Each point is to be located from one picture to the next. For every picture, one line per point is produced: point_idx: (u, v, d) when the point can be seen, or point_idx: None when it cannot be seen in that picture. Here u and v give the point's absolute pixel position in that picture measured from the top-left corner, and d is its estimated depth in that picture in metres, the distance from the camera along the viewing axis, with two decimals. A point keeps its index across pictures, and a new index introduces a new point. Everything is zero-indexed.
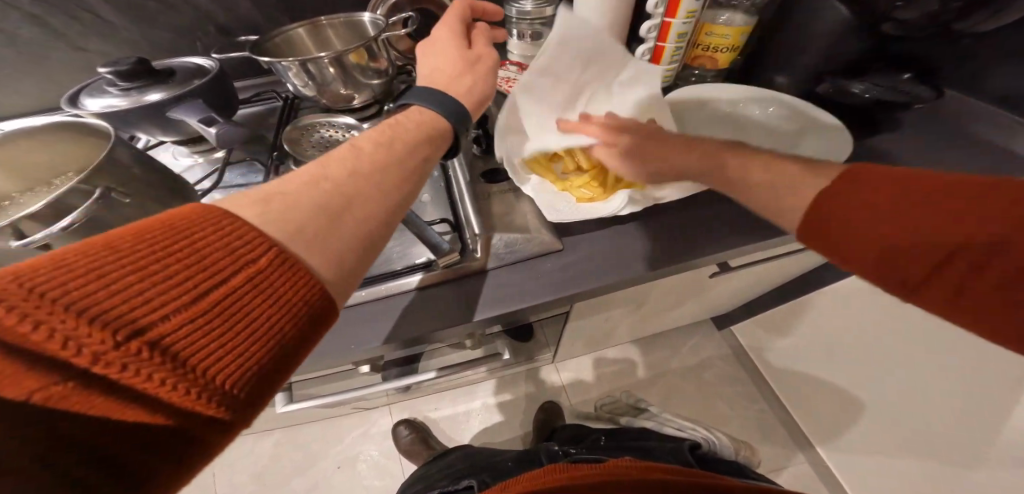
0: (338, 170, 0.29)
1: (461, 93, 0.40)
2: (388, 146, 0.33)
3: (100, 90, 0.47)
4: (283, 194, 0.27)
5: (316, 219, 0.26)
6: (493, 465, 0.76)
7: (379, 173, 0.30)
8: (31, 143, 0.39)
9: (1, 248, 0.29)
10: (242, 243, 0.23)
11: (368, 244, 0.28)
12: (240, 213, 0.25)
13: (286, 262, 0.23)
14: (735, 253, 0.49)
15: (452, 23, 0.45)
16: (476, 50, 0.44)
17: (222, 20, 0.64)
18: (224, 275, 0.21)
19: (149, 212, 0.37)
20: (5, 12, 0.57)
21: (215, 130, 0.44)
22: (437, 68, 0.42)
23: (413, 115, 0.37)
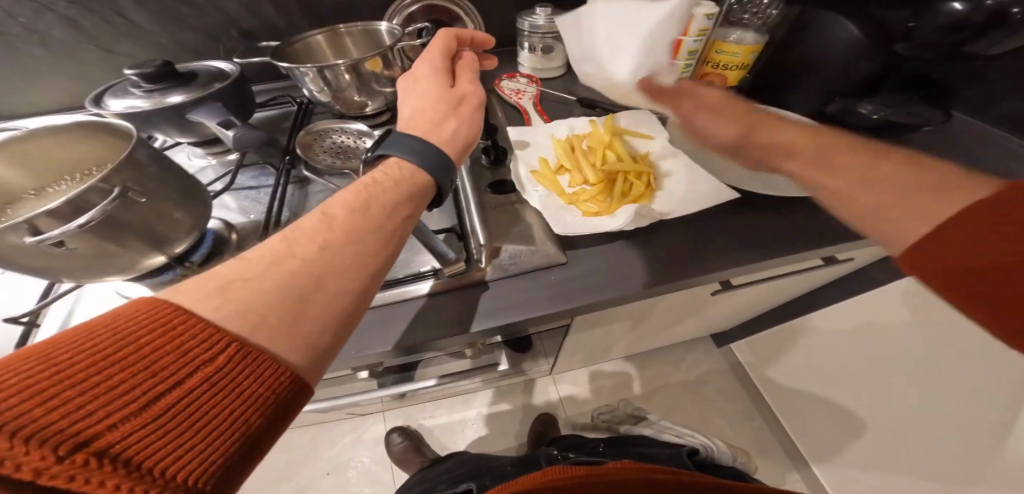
0: (305, 246, 0.29)
1: (444, 139, 0.41)
2: (364, 211, 0.32)
3: (124, 90, 0.49)
4: (243, 280, 0.26)
5: (281, 307, 0.26)
6: (491, 468, 0.76)
7: (356, 242, 0.30)
8: (56, 143, 0.40)
9: (16, 242, 0.30)
10: (199, 340, 0.23)
11: (343, 320, 0.29)
12: (196, 308, 0.24)
13: (249, 354, 0.24)
14: (737, 272, 0.49)
15: (434, 59, 0.45)
16: (459, 89, 0.44)
17: (245, 25, 0.65)
18: (179, 375, 0.22)
19: (165, 212, 0.38)
20: (41, 13, 0.59)
21: (232, 133, 0.44)
22: (420, 109, 0.42)
23: (391, 170, 0.37)
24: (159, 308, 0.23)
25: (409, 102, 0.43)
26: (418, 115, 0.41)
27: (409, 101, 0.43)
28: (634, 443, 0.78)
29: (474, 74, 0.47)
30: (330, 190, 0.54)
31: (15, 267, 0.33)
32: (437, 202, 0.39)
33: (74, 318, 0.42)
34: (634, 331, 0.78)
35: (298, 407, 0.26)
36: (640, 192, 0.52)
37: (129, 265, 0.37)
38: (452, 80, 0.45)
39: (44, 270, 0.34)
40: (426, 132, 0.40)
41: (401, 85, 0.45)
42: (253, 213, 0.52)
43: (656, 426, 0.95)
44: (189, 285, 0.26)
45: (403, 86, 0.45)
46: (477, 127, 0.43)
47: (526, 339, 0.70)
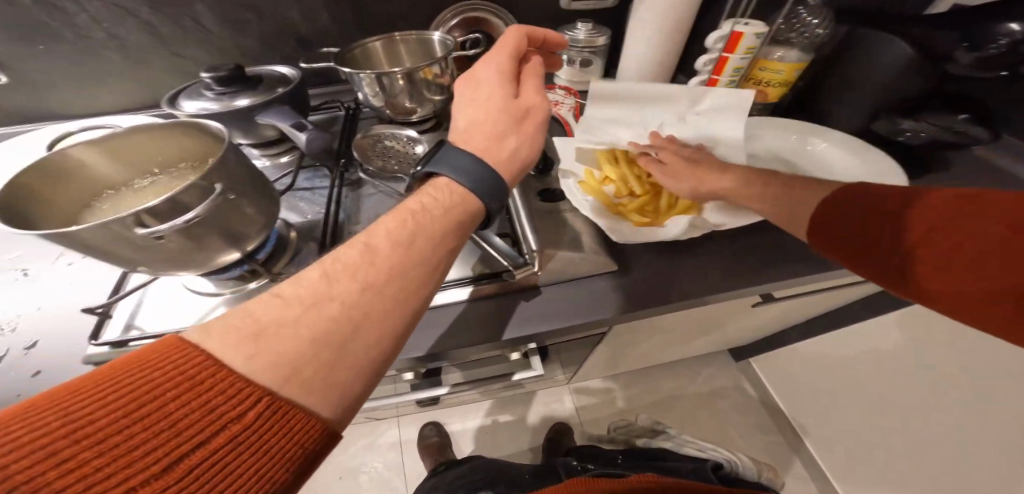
0: (346, 285, 0.29)
1: (501, 160, 0.40)
2: (408, 246, 0.32)
3: (196, 92, 0.50)
4: (278, 325, 0.27)
5: (317, 355, 0.27)
6: (507, 476, 0.78)
7: (397, 281, 0.31)
8: (151, 139, 0.41)
9: (126, 235, 0.32)
10: (226, 398, 0.24)
11: (377, 367, 0.29)
12: (229, 357, 0.25)
13: (277, 410, 0.25)
14: (786, 285, 0.50)
15: (499, 63, 0.44)
16: (523, 100, 0.44)
17: (303, 32, 0.67)
18: (202, 435, 0.23)
19: (242, 207, 0.39)
20: (118, 18, 0.61)
21: (305, 136, 0.46)
22: (475, 122, 0.42)
23: (442, 195, 0.37)
24: (186, 358, 0.24)
25: (465, 112, 0.43)
26: (475, 129, 0.42)
27: (466, 112, 0.43)
28: (651, 455, 0.80)
29: (538, 80, 0.46)
30: (383, 193, 0.55)
31: (100, 255, 0.33)
32: (486, 224, 0.40)
33: (142, 310, 0.45)
34: (662, 342, 0.79)
35: (327, 455, 0.27)
36: (687, 204, 0.53)
37: (206, 261, 0.39)
38: (515, 88, 0.45)
39: (128, 259, 0.35)
40: (484, 147, 0.40)
41: (460, 90, 0.45)
42: (311, 214, 0.53)
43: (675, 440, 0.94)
44: (231, 327, 0.26)
45: (463, 88, 0.45)
46: (538, 144, 0.43)
47: (548, 350, 0.71)
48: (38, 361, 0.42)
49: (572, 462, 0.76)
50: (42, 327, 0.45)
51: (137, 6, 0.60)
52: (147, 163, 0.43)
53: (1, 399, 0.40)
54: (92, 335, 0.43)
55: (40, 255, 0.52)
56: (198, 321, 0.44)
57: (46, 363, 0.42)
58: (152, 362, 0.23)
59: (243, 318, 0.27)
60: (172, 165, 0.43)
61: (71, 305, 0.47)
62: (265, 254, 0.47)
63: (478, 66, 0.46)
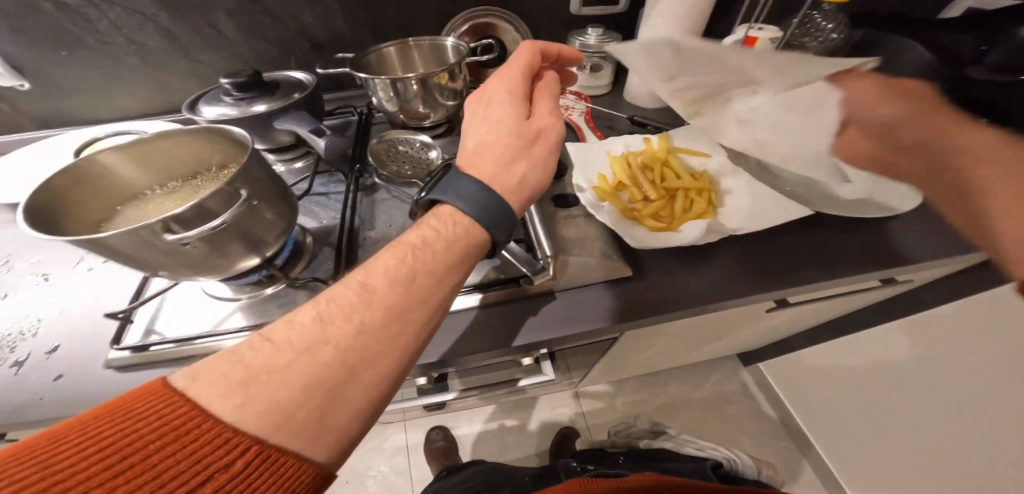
0: (340, 328, 0.29)
1: (512, 186, 0.40)
2: (406, 285, 0.33)
3: (216, 98, 0.51)
4: (268, 371, 0.27)
5: (310, 401, 0.27)
6: (512, 480, 0.78)
7: (392, 322, 0.31)
8: (171, 145, 0.41)
9: (153, 242, 0.32)
10: (213, 447, 0.24)
11: (372, 408, 0.29)
12: (216, 406, 0.25)
13: (266, 458, 0.25)
14: (802, 291, 0.49)
15: (512, 81, 0.44)
16: (537, 120, 0.43)
17: (318, 38, 0.68)
18: (188, 487, 0.23)
19: (262, 213, 0.39)
20: (137, 24, 0.62)
21: (323, 142, 0.46)
22: (486, 144, 0.41)
23: (442, 231, 0.37)
24: (173, 408, 0.24)
25: (476, 133, 0.43)
26: (483, 151, 0.41)
27: (478, 132, 0.42)
28: (652, 456, 0.79)
29: (551, 99, 0.45)
30: (397, 198, 0.56)
31: (126, 261, 0.34)
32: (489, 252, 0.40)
33: (161, 316, 0.45)
34: (671, 347, 0.79)
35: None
36: (703, 208, 0.53)
37: (227, 267, 0.39)
38: (527, 110, 0.44)
39: (149, 264, 0.35)
40: (491, 171, 0.40)
41: (472, 111, 0.45)
42: (326, 219, 0.54)
43: (677, 440, 0.87)
44: (218, 376, 0.27)
45: (475, 108, 0.44)
46: (551, 167, 0.43)
47: (552, 356, 0.71)
48: (63, 367, 0.42)
49: (571, 463, 0.76)
50: (63, 331, 0.45)
51: (158, 12, 0.61)
52: (171, 170, 0.43)
53: (24, 401, 0.40)
54: (114, 340, 0.43)
55: (62, 260, 0.52)
56: (216, 326, 0.44)
57: (66, 368, 0.42)
58: (139, 413, 0.24)
59: (235, 364, 0.27)
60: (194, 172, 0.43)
61: (96, 309, 0.47)
62: (282, 260, 0.48)
63: (491, 85, 0.45)
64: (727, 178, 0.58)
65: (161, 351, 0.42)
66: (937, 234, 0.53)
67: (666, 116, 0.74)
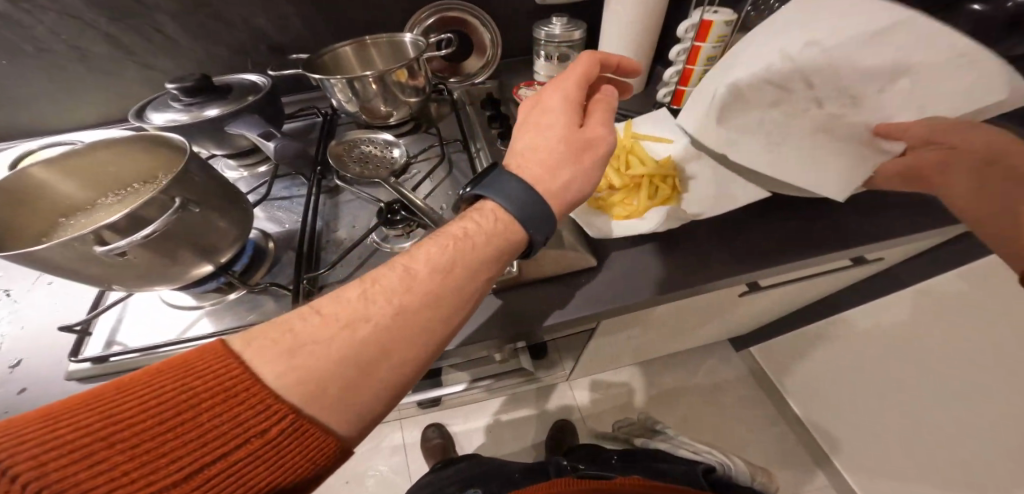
0: (379, 308, 0.31)
1: (553, 189, 0.39)
2: (445, 274, 0.33)
3: (164, 104, 0.50)
4: (311, 344, 0.29)
5: (341, 376, 0.29)
6: (499, 473, 0.78)
7: (425, 310, 0.32)
8: (109, 156, 0.41)
9: (87, 252, 0.32)
10: (253, 413, 0.27)
11: (396, 391, 0.31)
12: (263, 371, 0.28)
13: (298, 427, 0.27)
14: (767, 273, 0.49)
15: (567, 90, 0.43)
16: (589, 130, 0.42)
17: (274, 39, 0.68)
18: (230, 444, 0.26)
19: (211, 221, 0.39)
20: (83, 30, 0.61)
21: (272, 144, 0.46)
22: (534, 147, 0.41)
23: (483, 224, 0.37)
24: (224, 370, 0.27)
25: (523, 136, 0.42)
26: (534, 156, 0.40)
27: (526, 135, 0.42)
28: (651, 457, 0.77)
29: (607, 113, 0.43)
30: (361, 199, 0.56)
31: (73, 276, 0.34)
32: (527, 253, 0.40)
33: (122, 327, 0.46)
34: (653, 336, 0.79)
35: (335, 468, 0.30)
36: (667, 195, 0.53)
37: (180, 276, 0.39)
38: (580, 118, 0.43)
39: (101, 278, 0.35)
40: (536, 172, 0.39)
41: (524, 116, 0.45)
42: (288, 223, 0.54)
43: (675, 441, 0.90)
44: (265, 343, 0.29)
45: (527, 114, 0.44)
46: (594, 180, 0.41)
47: (546, 347, 0.71)
48: (24, 380, 0.42)
49: (563, 462, 0.75)
50: (24, 345, 0.45)
51: (96, 18, 0.61)
52: (116, 181, 0.43)
53: None
54: (72, 352, 0.43)
55: (20, 277, 0.52)
56: (178, 336, 0.44)
57: (30, 381, 0.42)
58: (197, 367, 0.27)
59: (273, 336, 0.30)
60: (141, 181, 0.43)
61: (50, 325, 0.47)
62: (241, 267, 0.48)
63: (547, 91, 0.45)
64: (690, 161, 0.57)
65: (124, 360, 0.42)
66: (901, 211, 0.53)
67: (633, 103, 0.74)
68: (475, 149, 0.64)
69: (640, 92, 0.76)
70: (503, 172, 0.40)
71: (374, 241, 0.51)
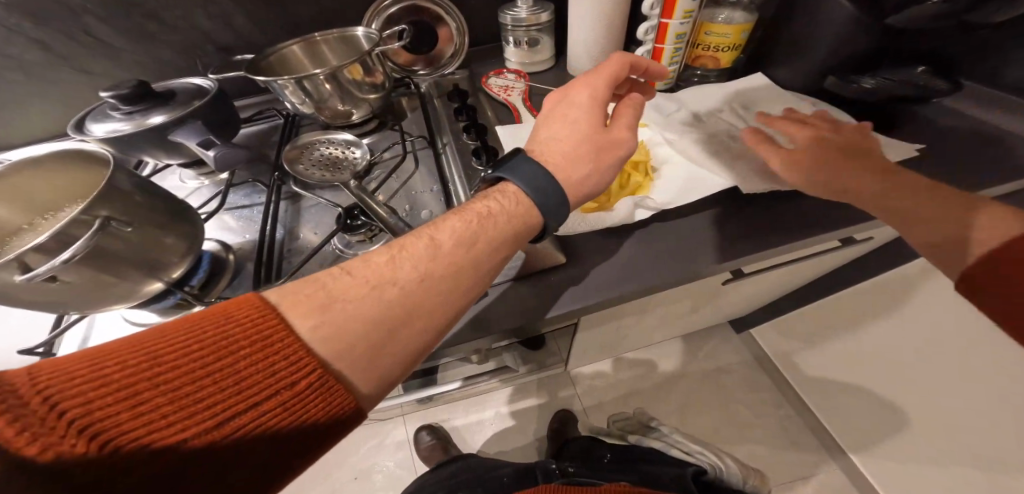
0: (406, 272, 0.32)
1: (574, 182, 0.39)
2: (470, 246, 0.34)
3: (104, 114, 0.49)
4: (343, 301, 0.30)
5: (367, 338, 0.29)
6: (486, 478, 0.77)
7: (447, 279, 0.33)
8: (38, 177, 0.42)
9: (7, 281, 0.31)
10: (288, 364, 0.26)
11: (416, 355, 0.32)
12: (296, 326, 0.28)
13: (327, 383, 0.27)
14: (751, 260, 0.46)
15: (596, 87, 0.43)
16: (613, 132, 0.42)
17: (219, 38, 0.66)
18: (263, 392, 0.26)
19: (153, 237, 0.38)
20: (12, 38, 0.60)
21: (213, 152, 0.44)
22: (557, 139, 0.41)
23: (505, 201, 0.38)
24: (262, 322, 0.27)
25: (548, 125, 0.43)
26: (552, 145, 0.41)
27: (550, 126, 0.42)
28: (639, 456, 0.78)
29: (634, 115, 0.43)
30: (322, 204, 0.54)
31: (13, 302, 0.33)
32: (539, 238, 0.40)
33: (88, 347, 0.45)
34: (647, 325, 0.78)
35: (357, 425, 0.30)
36: (639, 183, 0.51)
37: (129, 293, 0.38)
38: (605, 117, 0.43)
39: (43, 303, 0.34)
40: (559, 166, 0.40)
41: (550, 108, 0.44)
42: (248, 233, 0.53)
43: (668, 440, 0.85)
44: (298, 300, 0.29)
45: (554, 105, 0.44)
46: (609, 179, 0.42)
47: (538, 341, 0.70)
48: None
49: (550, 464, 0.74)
50: None
51: (19, 22, 0.58)
52: (42, 204, 0.44)
53: None
54: None
55: None
56: None
57: None
58: (235, 316, 0.27)
59: (304, 293, 0.30)
60: (68, 205, 0.44)
61: (9, 350, 0.47)
62: (199, 280, 0.46)
63: (574, 86, 0.44)
64: (660, 147, 0.56)
65: None
66: None
67: None
68: (441, 144, 0.62)
69: None
70: (522, 159, 0.40)
71: (336, 248, 0.49)
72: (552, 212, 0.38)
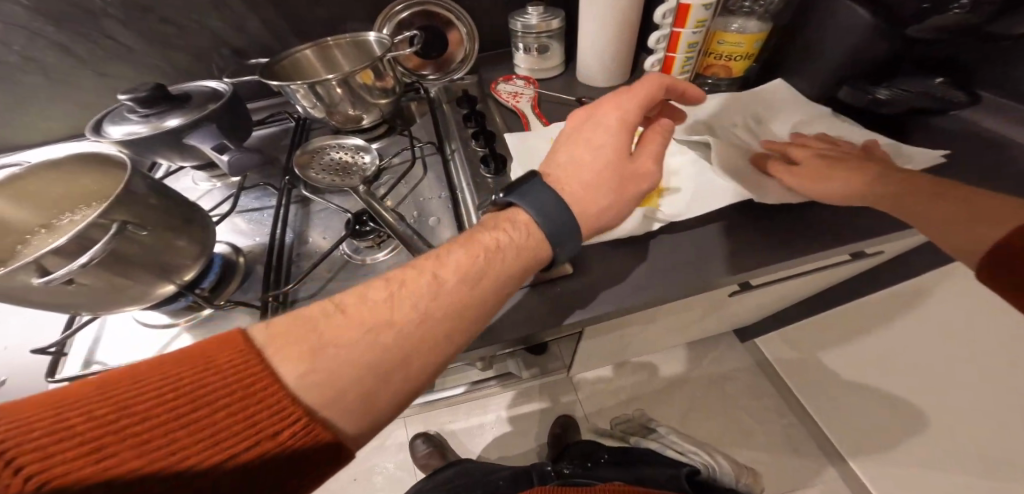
0: (404, 313, 0.32)
1: (590, 212, 0.39)
2: (472, 285, 0.34)
3: (121, 117, 0.49)
4: (334, 345, 0.30)
5: (357, 381, 0.29)
6: (484, 482, 0.76)
7: (446, 321, 0.32)
8: (55, 179, 0.43)
9: (26, 284, 0.31)
10: (265, 414, 0.27)
11: (407, 396, 0.32)
12: (281, 372, 0.28)
13: (303, 432, 0.27)
14: (760, 272, 0.46)
15: (626, 111, 0.41)
16: (636, 162, 0.41)
17: (234, 42, 0.67)
18: (235, 443, 0.26)
19: (168, 240, 0.39)
20: (35, 42, 0.61)
21: (228, 157, 0.45)
22: (580, 165, 0.40)
23: (509, 236, 0.37)
24: (243, 369, 0.27)
25: (572, 148, 0.42)
26: (573, 171, 0.40)
27: (574, 150, 0.42)
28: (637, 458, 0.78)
29: (661, 144, 0.42)
30: (331, 209, 0.54)
31: (29, 303, 0.34)
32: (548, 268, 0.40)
33: (100, 347, 0.45)
34: (651, 334, 0.77)
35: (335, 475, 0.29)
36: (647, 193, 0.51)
37: (143, 295, 0.39)
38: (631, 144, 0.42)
39: (58, 305, 0.35)
40: (578, 196, 0.39)
41: (576, 128, 0.43)
42: (259, 236, 0.53)
43: (665, 440, 0.93)
44: (287, 343, 0.30)
45: (580, 125, 0.43)
46: (627, 210, 0.41)
47: (542, 347, 0.70)
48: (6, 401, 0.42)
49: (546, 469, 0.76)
50: (6, 367, 0.46)
51: (43, 26, 0.60)
52: (57, 206, 0.45)
53: None
54: (49, 373, 0.43)
55: None
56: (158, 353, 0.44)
57: None
58: (216, 365, 0.27)
59: (293, 335, 0.30)
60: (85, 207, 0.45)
61: (22, 349, 0.47)
62: (211, 283, 0.47)
63: (603, 106, 0.43)
64: (670, 156, 0.56)
65: None
66: None
67: None
68: (450, 151, 0.62)
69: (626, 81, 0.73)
70: (539, 183, 0.39)
71: (345, 253, 0.50)
72: (563, 243, 0.38)
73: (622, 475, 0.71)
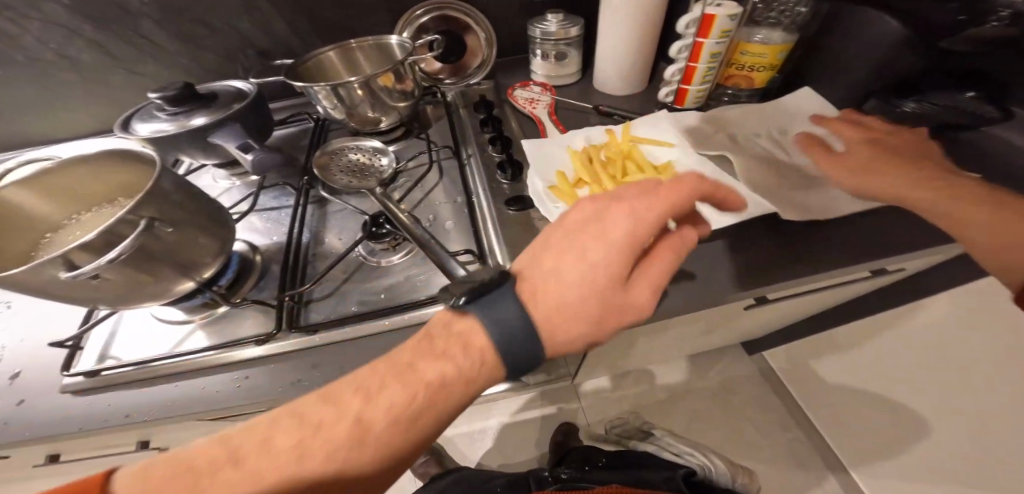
0: (313, 467, 0.27)
1: (551, 342, 0.32)
2: (399, 433, 0.29)
3: (150, 114, 0.50)
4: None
5: None
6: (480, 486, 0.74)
7: (362, 473, 0.28)
8: (84, 173, 0.43)
9: (54, 277, 0.32)
10: None
11: None
12: None
13: None
14: (779, 287, 0.45)
15: (640, 225, 0.33)
16: (628, 292, 0.33)
17: (260, 44, 0.68)
18: None
19: (192, 238, 0.39)
20: (71, 40, 0.63)
21: (252, 156, 0.46)
22: (562, 282, 0.32)
23: (453, 366, 0.31)
24: None
25: (562, 254, 0.34)
26: (550, 286, 0.33)
27: (566, 257, 0.33)
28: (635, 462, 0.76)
29: (662, 272, 0.34)
30: (348, 210, 0.55)
31: (52, 297, 0.34)
32: None
33: (115, 342, 0.46)
34: (660, 344, 0.77)
35: None
36: None
37: (163, 292, 0.39)
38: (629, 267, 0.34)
39: (80, 299, 0.35)
40: (547, 320, 0.32)
41: (579, 224, 0.35)
42: (275, 235, 0.53)
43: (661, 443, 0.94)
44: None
45: (581, 224, 0.35)
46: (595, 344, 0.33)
47: None
48: (23, 392, 0.43)
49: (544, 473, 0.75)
50: (24, 358, 0.46)
51: (81, 25, 0.62)
52: (84, 199, 0.45)
53: None
54: (65, 366, 0.43)
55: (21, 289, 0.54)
56: (172, 349, 0.44)
57: (24, 394, 0.43)
58: None
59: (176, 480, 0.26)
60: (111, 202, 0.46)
61: (41, 342, 0.48)
62: (227, 280, 0.47)
63: (614, 207, 0.34)
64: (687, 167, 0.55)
65: (116, 374, 0.42)
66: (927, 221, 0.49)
67: (634, 103, 0.71)
68: (465, 155, 0.62)
69: (643, 89, 0.73)
70: (510, 293, 0.32)
71: (360, 255, 0.50)
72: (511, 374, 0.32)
73: (620, 477, 0.69)
